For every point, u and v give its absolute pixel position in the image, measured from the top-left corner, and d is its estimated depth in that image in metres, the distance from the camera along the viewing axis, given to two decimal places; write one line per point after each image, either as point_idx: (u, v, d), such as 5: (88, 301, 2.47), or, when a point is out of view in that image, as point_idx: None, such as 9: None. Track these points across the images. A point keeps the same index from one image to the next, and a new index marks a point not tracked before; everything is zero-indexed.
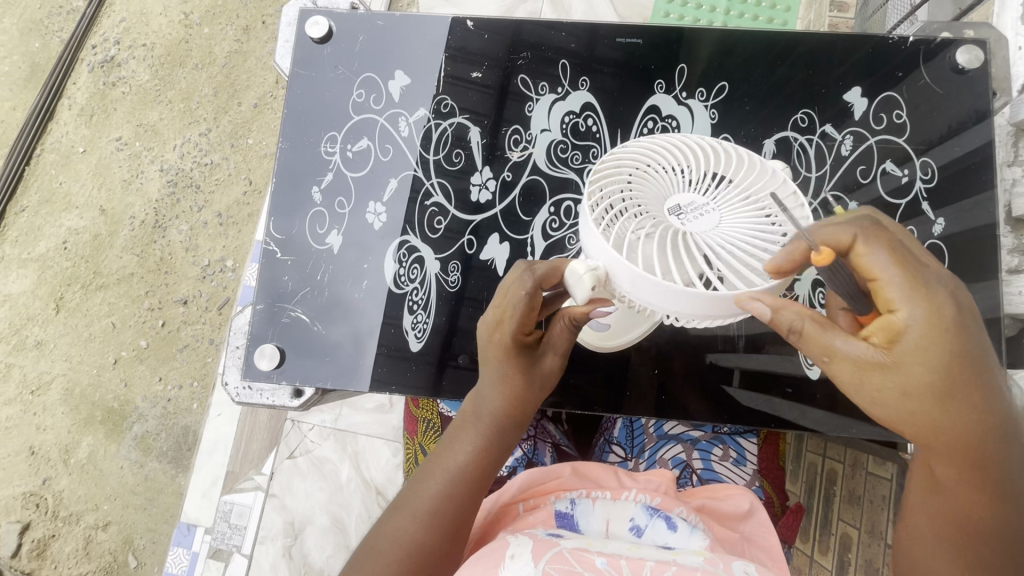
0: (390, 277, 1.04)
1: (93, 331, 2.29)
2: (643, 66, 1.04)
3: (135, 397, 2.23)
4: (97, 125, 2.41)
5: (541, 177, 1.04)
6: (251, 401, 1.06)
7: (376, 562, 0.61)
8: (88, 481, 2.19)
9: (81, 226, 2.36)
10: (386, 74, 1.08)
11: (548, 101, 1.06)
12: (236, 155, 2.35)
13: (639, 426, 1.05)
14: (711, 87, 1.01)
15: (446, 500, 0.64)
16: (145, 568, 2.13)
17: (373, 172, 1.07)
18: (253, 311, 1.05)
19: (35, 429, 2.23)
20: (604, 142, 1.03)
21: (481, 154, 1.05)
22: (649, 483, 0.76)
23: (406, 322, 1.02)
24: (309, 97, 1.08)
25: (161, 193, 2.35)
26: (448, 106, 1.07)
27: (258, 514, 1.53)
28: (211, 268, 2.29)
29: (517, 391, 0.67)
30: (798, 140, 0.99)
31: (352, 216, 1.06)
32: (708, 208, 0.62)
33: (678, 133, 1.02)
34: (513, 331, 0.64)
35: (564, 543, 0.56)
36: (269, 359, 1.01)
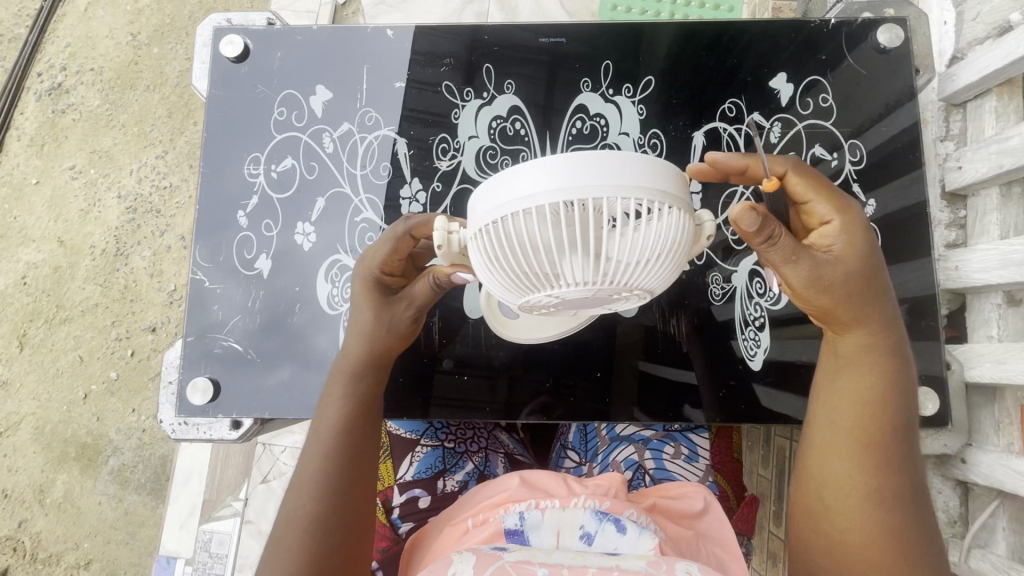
0: (323, 298, 1.01)
1: (60, 366, 2.23)
2: (570, 65, 1.03)
3: (108, 430, 2.18)
4: (49, 155, 2.35)
5: (472, 185, 1.03)
6: (189, 437, 1.02)
7: (278, 549, 0.64)
8: (67, 520, 2.14)
9: (39, 259, 2.29)
10: (306, 90, 1.06)
11: (475, 107, 1.04)
12: (196, 176, 2.31)
13: (591, 430, 1.06)
14: (637, 82, 1.01)
15: (324, 457, 0.68)
16: None
17: (299, 192, 1.04)
18: (184, 344, 1.02)
19: (6, 471, 2.17)
20: (533, 146, 1.03)
21: (410, 165, 1.04)
22: (599, 488, 0.73)
23: (343, 344, 0.99)
24: (228, 118, 1.05)
25: (120, 220, 2.30)
26: (372, 119, 1.05)
27: (236, 541, 1.50)
28: (177, 293, 2.24)
29: (376, 336, 0.72)
30: (727, 130, 1.00)
31: (280, 238, 1.03)
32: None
33: (607, 131, 1.03)
34: (378, 265, 0.72)
35: (507, 556, 0.55)
36: (201, 393, 0.99)
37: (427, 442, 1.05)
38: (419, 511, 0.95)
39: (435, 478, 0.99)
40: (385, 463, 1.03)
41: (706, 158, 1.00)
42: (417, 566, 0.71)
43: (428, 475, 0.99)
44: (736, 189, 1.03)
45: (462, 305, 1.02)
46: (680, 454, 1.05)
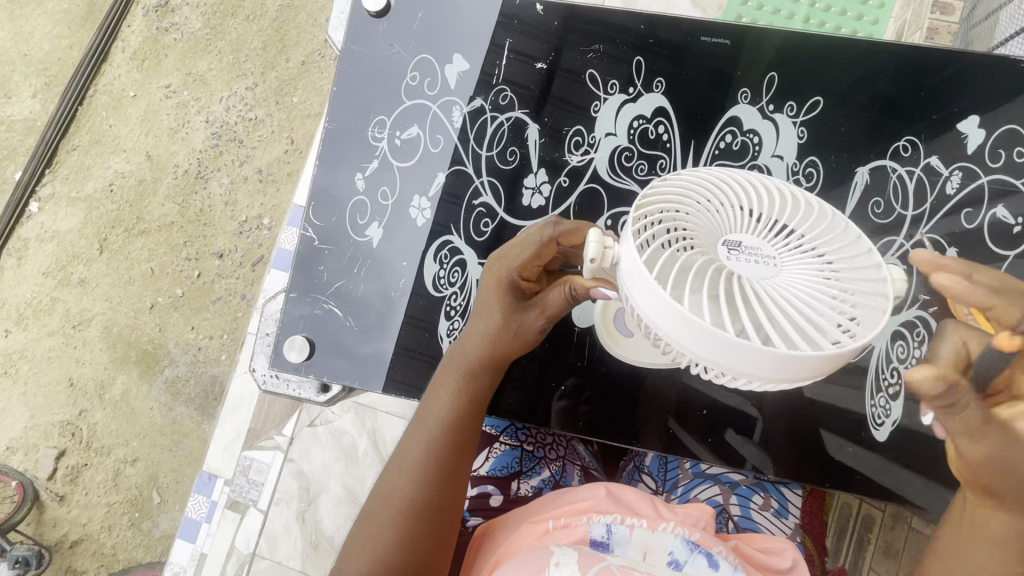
0: (429, 278, 1.04)
1: (133, 275, 2.35)
2: (730, 72, 1.00)
3: (167, 342, 2.30)
4: (148, 70, 2.42)
5: (599, 185, 1.02)
6: (277, 389, 1.10)
7: (375, 521, 0.68)
8: (121, 417, 2.29)
9: (127, 170, 2.40)
10: (444, 59, 1.07)
11: (617, 101, 1.03)
12: (279, 112, 2.33)
13: (673, 462, 1.02)
14: (803, 101, 0.97)
15: (431, 443, 0.71)
16: (167, 505, 2.24)
17: (420, 164, 1.07)
18: (288, 298, 1.08)
19: (74, 362, 2.33)
20: (673, 153, 1.01)
21: (538, 155, 1.04)
22: (688, 517, 0.73)
23: (441, 328, 1.02)
24: (360, 77, 1.08)
25: (205, 144, 2.36)
26: (507, 99, 1.06)
27: (276, 473, 1.56)
28: (248, 224, 2.31)
29: (497, 338, 0.75)
30: (897, 171, 0.93)
31: (395, 208, 1.06)
32: (767, 256, 0.53)
33: (759, 151, 1.00)
34: (515, 272, 0.71)
35: (612, 560, 0.60)
36: (297, 351, 1.03)
37: (505, 441, 1.06)
38: (490, 509, 0.98)
39: (510, 480, 1.01)
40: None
41: (864, 199, 0.95)
42: (489, 555, 0.72)
43: (503, 474, 1.02)
44: (895, 238, 0.92)
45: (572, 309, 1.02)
46: (769, 507, 1.00)
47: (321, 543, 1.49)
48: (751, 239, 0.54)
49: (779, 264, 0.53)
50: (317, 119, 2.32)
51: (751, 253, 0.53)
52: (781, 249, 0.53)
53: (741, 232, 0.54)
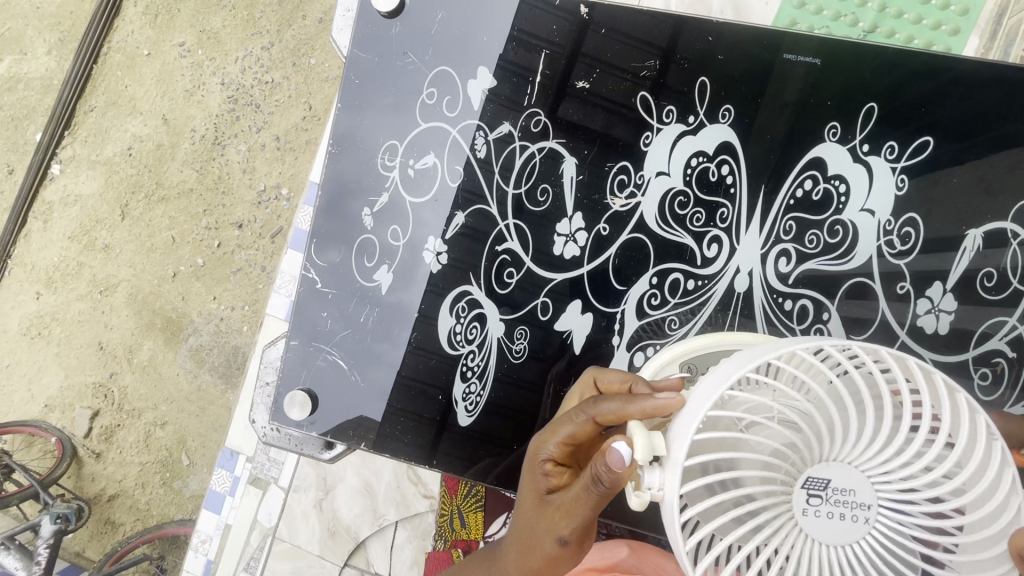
0: (445, 333, 0.98)
1: (155, 242, 2.34)
2: (818, 101, 0.92)
3: (190, 311, 2.31)
4: (161, 26, 2.31)
5: (647, 236, 0.95)
6: (278, 443, 1.03)
7: None
8: (150, 382, 2.34)
9: (144, 133, 2.34)
10: (466, 73, 0.97)
11: (676, 132, 0.95)
12: (297, 75, 2.21)
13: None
14: (905, 145, 0.90)
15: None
16: (196, 466, 2.32)
17: (434, 198, 0.98)
18: (287, 346, 1.00)
19: (103, 326, 2.37)
20: (736, 201, 0.93)
21: (574, 197, 0.96)
22: None
23: (457, 391, 0.97)
24: (371, 94, 0.98)
25: (221, 109, 2.27)
26: (540, 126, 0.96)
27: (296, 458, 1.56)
28: (266, 194, 2.25)
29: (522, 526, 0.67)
30: (1016, 236, 0.91)
31: (408, 247, 0.99)
32: (857, 504, 0.45)
33: (845, 203, 0.92)
34: (543, 449, 0.65)
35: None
36: (300, 407, 0.96)
37: None
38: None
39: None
40: (478, 512, 1.15)
41: (977, 265, 0.91)
42: None
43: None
44: (1006, 319, 0.91)
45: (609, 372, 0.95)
46: None
47: (338, 531, 1.50)
48: (842, 473, 0.45)
49: (870, 521, 0.45)
50: (336, 83, 2.20)
51: (840, 497, 0.45)
52: (881, 497, 0.45)
53: (833, 463, 0.45)
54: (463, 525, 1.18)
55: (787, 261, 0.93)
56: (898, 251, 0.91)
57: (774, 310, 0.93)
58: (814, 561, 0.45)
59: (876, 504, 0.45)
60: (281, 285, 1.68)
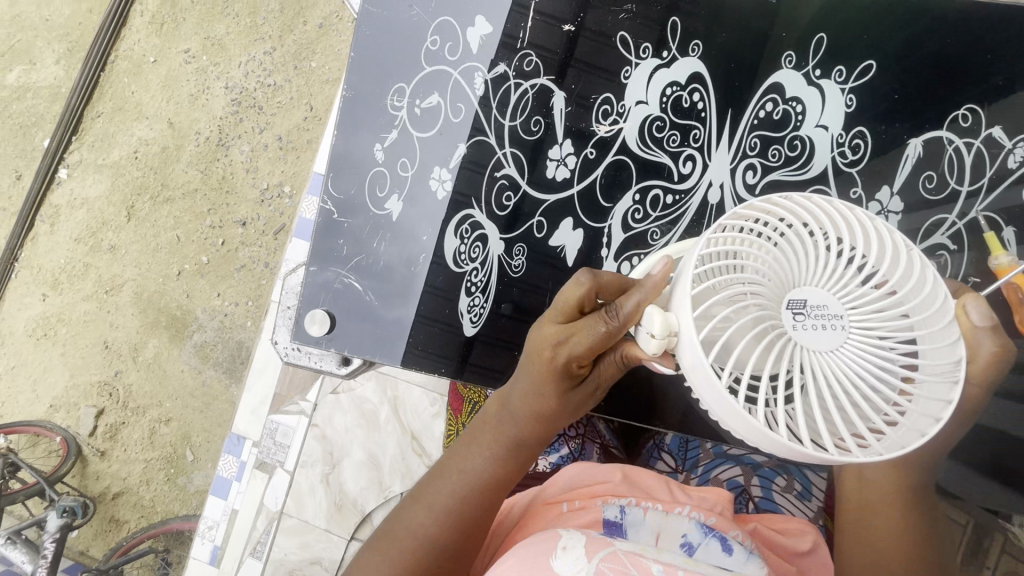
0: (449, 252, 0.99)
1: (160, 242, 2.40)
2: (774, 33, 0.95)
3: (195, 308, 2.36)
4: (167, 35, 2.40)
5: (629, 158, 0.98)
6: (299, 362, 1.09)
7: (392, 551, 0.70)
8: (154, 379, 2.38)
9: (150, 137, 2.41)
10: (465, 21, 1.00)
11: (650, 66, 0.97)
12: (299, 78, 2.30)
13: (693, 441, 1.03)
14: (854, 66, 0.92)
15: (463, 498, 0.71)
16: (200, 462, 2.34)
17: (440, 134, 1.00)
18: (306, 271, 1.00)
19: (108, 326, 2.42)
20: (708, 124, 0.96)
21: (564, 125, 0.99)
22: (704, 501, 0.75)
23: (462, 303, 0.99)
24: (380, 41, 1.00)
25: (225, 111, 2.35)
26: (531, 65, 0.99)
27: (301, 437, 1.61)
28: (269, 192, 2.32)
29: (540, 411, 0.69)
30: (953, 142, 0.91)
31: (414, 181, 1.00)
32: (835, 316, 0.50)
33: (802, 120, 0.95)
34: (563, 357, 0.63)
35: (619, 545, 0.57)
36: (319, 324, 0.97)
37: None
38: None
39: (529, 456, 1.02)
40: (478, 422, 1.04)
41: (916, 174, 0.92)
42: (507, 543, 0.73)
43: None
44: (947, 216, 0.91)
45: None
46: (792, 488, 0.99)
47: (345, 505, 1.54)
48: (816, 294, 0.51)
49: (847, 330, 0.49)
50: (335, 84, 2.28)
51: (817, 313, 0.50)
52: (853, 309, 0.50)
53: (806, 286, 0.51)
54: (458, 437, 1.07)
55: (753, 173, 0.95)
56: (851, 161, 0.93)
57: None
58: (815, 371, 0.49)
59: (848, 314, 0.50)
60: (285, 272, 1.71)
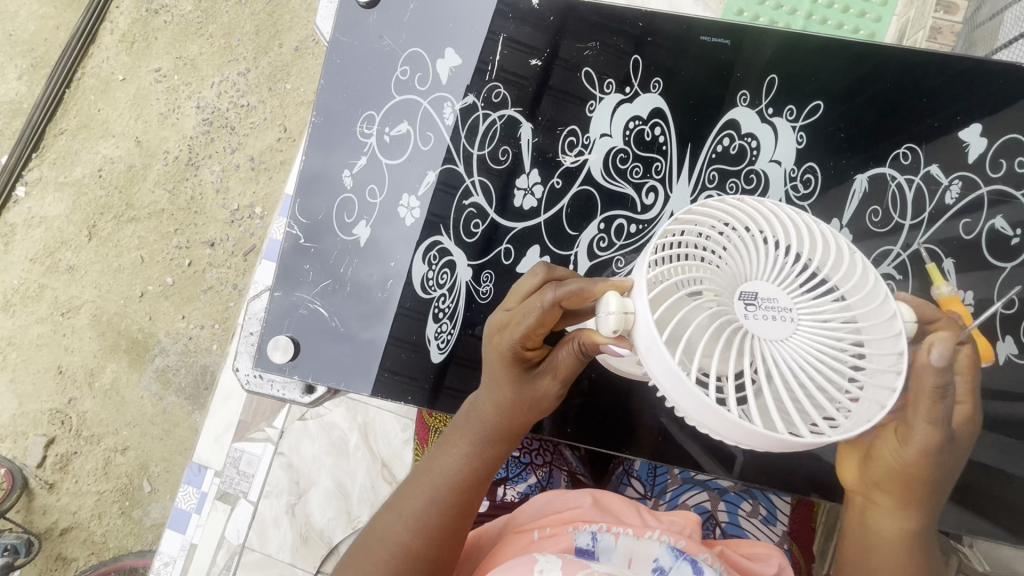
0: (417, 279, 1.00)
1: (122, 262, 2.32)
2: (730, 73, 0.98)
3: (158, 331, 2.27)
4: (138, 53, 2.37)
5: (594, 188, 0.99)
6: (261, 391, 1.07)
7: (367, 563, 0.68)
8: (111, 406, 2.27)
9: (116, 155, 2.36)
10: (435, 53, 1.03)
11: (614, 101, 1.00)
12: (273, 99, 2.29)
13: (661, 468, 1.03)
14: (804, 106, 0.96)
15: (436, 495, 0.70)
16: (158, 493, 2.23)
17: (409, 161, 1.02)
18: (271, 297, 1.02)
19: (63, 349, 2.31)
20: (669, 157, 0.99)
21: (531, 155, 1.01)
22: (674, 525, 0.74)
23: (429, 331, 0.99)
24: (352, 70, 1.03)
25: (196, 131, 2.32)
26: (500, 96, 1.01)
27: (266, 466, 1.55)
28: (240, 213, 2.28)
29: (506, 401, 0.71)
30: (896, 179, 0.95)
31: (383, 208, 1.02)
32: (783, 310, 0.53)
33: (757, 155, 0.98)
34: (511, 341, 0.66)
35: (595, 570, 0.58)
36: (282, 351, 0.99)
37: None
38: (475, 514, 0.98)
39: (496, 485, 1.01)
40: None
41: (864, 206, 0.96)
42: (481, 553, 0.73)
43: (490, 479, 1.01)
44: (892, 248, 0.95)
45: None
46: (757, 513, 1.00)
47: (311, 537, 1.48)
48: (766, 287, 0.54)
49: (794, 322, 0.52)
50: (310, 106, 2.28)
51: (767, 305, 0.53)
52: (799, 302, 0.53)
53: (756, 280, 0.54)
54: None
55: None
56: (802, 195, 0.97)
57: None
58: (766, 360, 0.51)
59: (795, 308, 0.53)
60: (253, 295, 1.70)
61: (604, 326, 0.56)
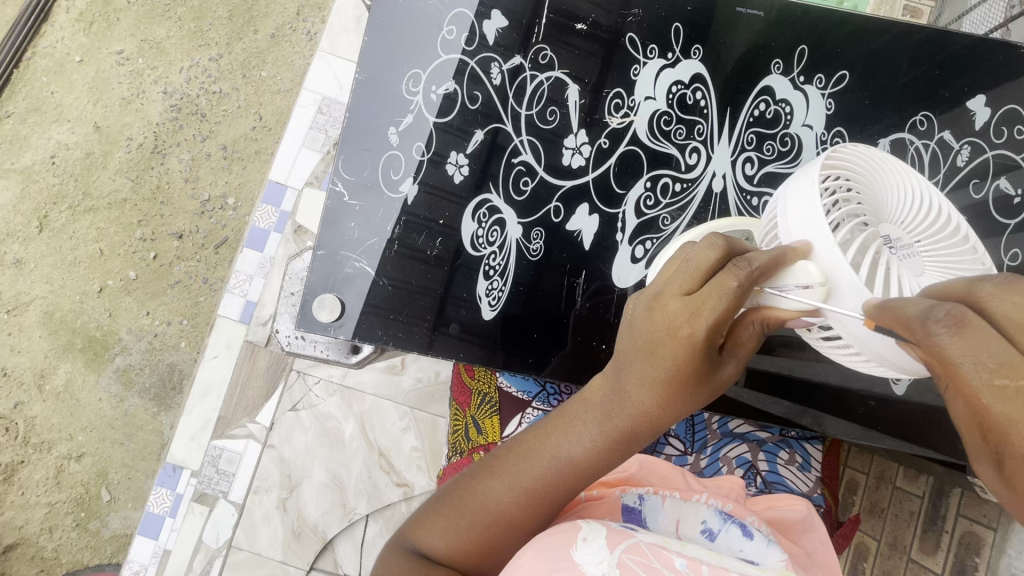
0: (466, 238, 0.92)
1: (78, 256, 2.17)
2: (764, 43, 0.94)
3: (119, 329, 2.13)
4: (97, 34, 2.24)
5: (640, 149, 0.94)
6: (303, 352, 1.02)
7: (458, 519, 0.60)
8: (64, 410, 2.11)
9: (71, 141, 2.20)
10: (481, 12, 0.92)
11: (656, 66, 0.94)
12: (247, 87, 2.21)
13: (699, 421, 0.95)
14: (833, 74, 0.93)
15: (553, 485, 0.59)
16: (118, 503, 2.07)
17: (457, 121, 0.92)
18: (311, 257, 0.90)
19: (8, 350, 2.12)
20: (711, 119, 0.94)
21: (578, 115, 0.93)
22: (719, 491, 0.74)
23: (479, 288, 0.91)
24: (387, 23, 0.91)
25: (162, 117, 2.20)
26: (547, 58, 0.93)
27: (251, 462, 1.48)
28: (211, 204, 2.17)
29: (668, 401, 0.56)
30: (914, 144, 0.94)
31: (431, 164, 0.92)
32: (909, 247, 0.57)
33: (791, 119, 0.95)
34: (702, 331, 0.51)
35: (640, 536, 0.55)
36: (329, 310, 0.89)
37: (538, 405, 0.98)
38: None
39: None
40: (494, 417, 0.98)
41: None
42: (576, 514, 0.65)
43: None
44: None
45: (610, 271, 0.92)
46: (794, 461, 0.95)
47: (303, 532, 1.43)
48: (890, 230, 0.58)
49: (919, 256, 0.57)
50: (288, 95, 2.22)
51: (895, 244, 0.57)
52: (921, 238, 0.57)
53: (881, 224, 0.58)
54: (478, 433, 0.98)
55: (751, 165, 0.94)
56: None
57: (747, 210, 0.94)
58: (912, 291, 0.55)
59: (918, 245, 0.57)
60: (235, 285, 1.64)
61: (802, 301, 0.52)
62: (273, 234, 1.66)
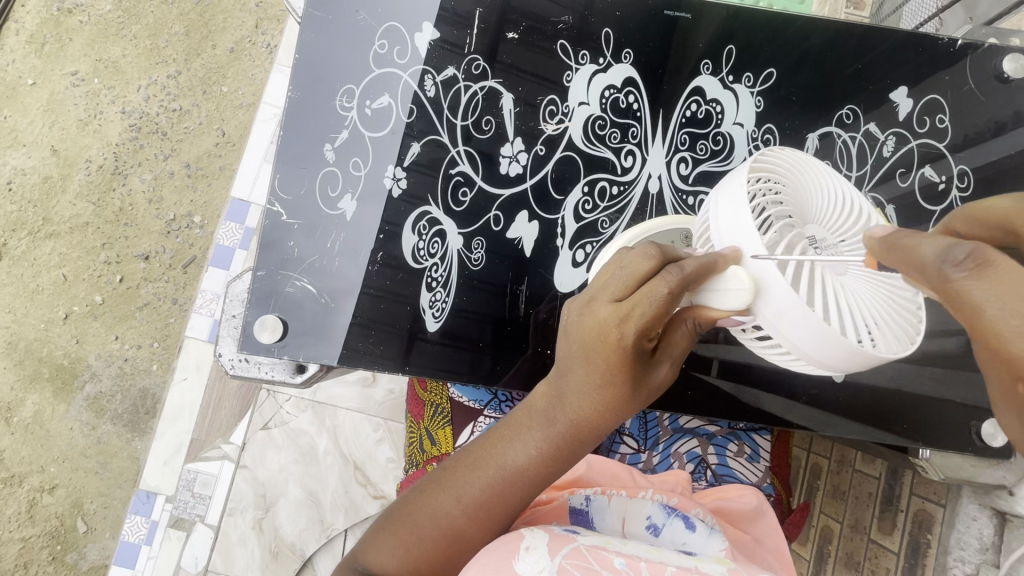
0: (407, 251, 0.92)
1: (42, 282, 2.12)
2: (691, 45, 0.96)
3: (87, 355, 2.08)
4: (50, 55, 2.19)
5: (576, 154, 0.95)
6: (246, 374, 0.99)
7: (406, 533, 0.60)
8: (33, 442, 2.05)
9: (28, 166, 2.15)
10: (413, 25, 0.92)
11: (588, 71, 0.95)
12: (208, 103, 2.18)
13: (652, 418, 0.96)
14: (760, 72, 0.95)
15: (498, 494, 0.59)
16: (95, 533, 2.02)
17: (393, 135, 0.93)
18: (251, 276, 0.89)
19: None
20: (644, 122, 0.96)
21: (514, 123, 0.94)
22: (666, 484, 0.76)
23: (423, 299, 0.91)
24: (319, 41, 0.91)
25: (122, 137, 2.16)
26: (479, 68, 0.93)
27: (224, 485, 1.46)
28: (176, 223, 2.13)
29: (609, 405, 0.56)
30: (841, 137, 0.97)
31: (369, 179, 0.92)
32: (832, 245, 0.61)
33: (722, 119, 0.96)
34: (633, 334, 0.52)
35: (581, 539, 0.56)
36: (270, 331, 0.87)
37: (491, 413, 0.98)
38: None
39: None
40: (447, 428, 0.99)
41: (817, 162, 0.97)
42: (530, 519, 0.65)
43: None
44: None
45: (553, 276, 0.93)
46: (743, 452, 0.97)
47: (281, 552, 1.41)
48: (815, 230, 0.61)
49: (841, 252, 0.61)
50: (251, 109, 2.19)
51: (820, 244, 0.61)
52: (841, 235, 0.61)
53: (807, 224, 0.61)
54: (433, 444, 1.00)
55: (686, 165, 0.96)
56: None
57: (684, 209, 0.95)
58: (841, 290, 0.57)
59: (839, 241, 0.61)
60: (202, 305, 1.62)
61: (734, 302, 0.54)
62: (238, 251, 1.64)
